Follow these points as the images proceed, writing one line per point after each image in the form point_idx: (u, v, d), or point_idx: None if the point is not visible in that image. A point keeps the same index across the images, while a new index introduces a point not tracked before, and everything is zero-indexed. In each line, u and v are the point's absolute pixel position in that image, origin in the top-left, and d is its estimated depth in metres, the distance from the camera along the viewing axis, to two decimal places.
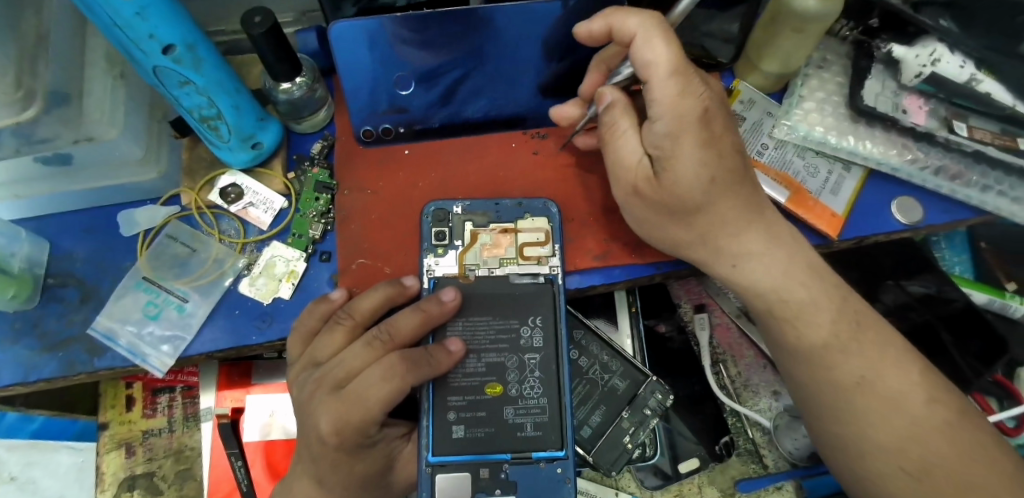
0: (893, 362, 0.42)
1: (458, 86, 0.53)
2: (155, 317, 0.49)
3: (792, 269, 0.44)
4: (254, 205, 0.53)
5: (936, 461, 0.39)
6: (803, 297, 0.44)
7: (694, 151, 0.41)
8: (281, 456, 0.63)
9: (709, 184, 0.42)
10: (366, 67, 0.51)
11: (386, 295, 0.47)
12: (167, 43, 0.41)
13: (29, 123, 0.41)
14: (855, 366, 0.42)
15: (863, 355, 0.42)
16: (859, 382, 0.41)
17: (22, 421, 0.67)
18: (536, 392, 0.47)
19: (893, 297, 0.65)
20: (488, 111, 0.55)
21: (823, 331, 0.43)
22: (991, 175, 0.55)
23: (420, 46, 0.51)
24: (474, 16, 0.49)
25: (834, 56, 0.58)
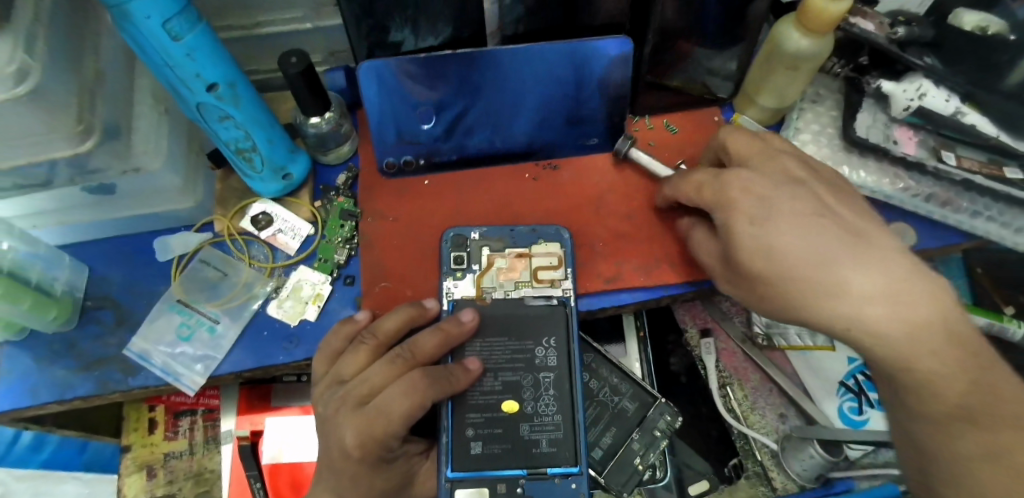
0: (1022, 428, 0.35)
1: (459, 121, 0.56)
2: (187, 338, 0.51)
3: (921, 335, 0.38)
4: (283, 231, 0.56)
5: None
6: (927, 362, 0.37)
7: (744, 228, 0.42)
8: (286, 484, 0.63)
9: (769, 255, 0.41)
10: (380, 103, 0.54)
11: (407, 316, 0.49)
12: (210, 82, 0.45)
13: (84, 154, 0.44)
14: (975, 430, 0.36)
15: (983, 433, 0.35)
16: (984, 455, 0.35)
17: (31, 452, 0.74)
18: (551, 410, 0.49)
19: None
20: (489, 145, 0.58)
21: (952, 399, 0.37)
22: (980, 201, 0.57)
23: (429, 84, 0.53)
24: (472, 56, 0.51)
25: (828, 91, 0.63)
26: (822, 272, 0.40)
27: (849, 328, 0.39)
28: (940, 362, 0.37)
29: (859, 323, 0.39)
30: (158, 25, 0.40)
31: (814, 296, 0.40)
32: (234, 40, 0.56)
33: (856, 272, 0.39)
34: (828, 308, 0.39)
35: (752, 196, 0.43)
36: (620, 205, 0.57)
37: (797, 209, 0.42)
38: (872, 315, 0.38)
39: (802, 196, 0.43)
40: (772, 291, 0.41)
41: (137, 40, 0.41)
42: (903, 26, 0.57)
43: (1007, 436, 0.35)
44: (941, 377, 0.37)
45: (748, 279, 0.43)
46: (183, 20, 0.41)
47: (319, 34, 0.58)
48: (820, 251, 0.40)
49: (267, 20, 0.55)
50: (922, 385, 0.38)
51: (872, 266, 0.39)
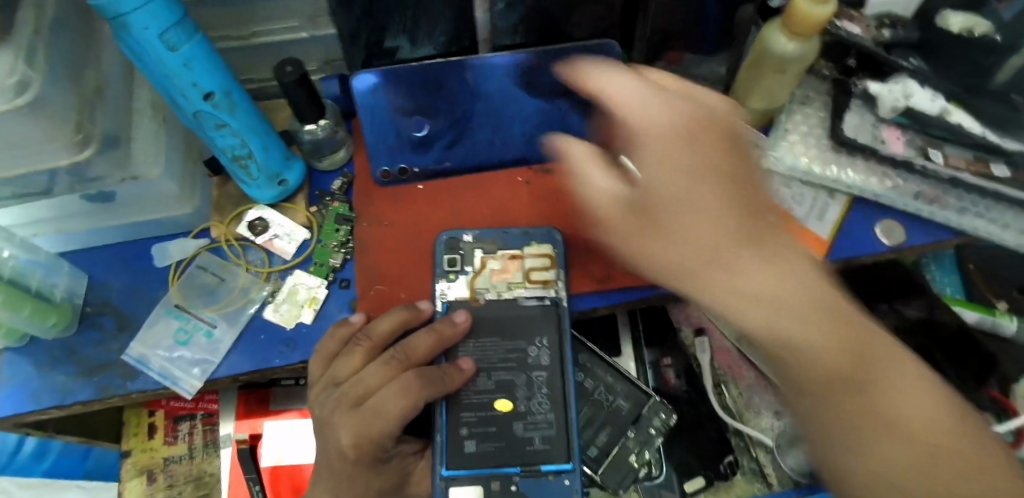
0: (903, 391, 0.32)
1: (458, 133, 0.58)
2: (185, 343, 0.52)
3: (803, 309, 0.32)
4: (278, 236, 0.56)
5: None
6: (794, 330, 0.32)
7: (673, 178, 0.32)
8: (286, 486, 0.64)
9: (678, 213, 0.32)
10: (382, 108, 0.56)
11: (401, 318, 0.50)
12: (207, 91, 0.46)
13: (84, 162, 0.45)
14: (856, 392, 0.32)
15: (867, 397, 0.32)
16: (861, 415, 0.31)
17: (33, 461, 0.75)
18: (544, 408, 0.50)
19: (892, 322, 0.69)
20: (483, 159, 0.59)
21: (834, 366, 0.32)
22: (967, 198, 0.57)
23: (432, 91, 0.56)
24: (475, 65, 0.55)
25: (816, 93, 0.63)
26: (710, 244, 0.32)
27: (737, 301, 0.32)
28: (826, 335, 0.32)
29: (739, 296, 0.32)
30: (156, 35, 0.41)
31: (705, 268, 0.32)
32: (232, 49, 0.57)
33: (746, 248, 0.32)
34: (726, 278, 0.32)
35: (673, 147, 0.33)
36: None
37: (712, 168, 0.33)
38: (759, 288, 0.32)
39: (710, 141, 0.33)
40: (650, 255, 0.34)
41: (135, 50, 0.42)
42: (887, 29, 0.58)
43: (887, 394, 0.32)
44: (818, 348, 0.32)
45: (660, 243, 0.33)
46: (180, 31, 0.42)
47: (314, 42, 0.59)
48: (727, 225, 0.32)
49: (264, 29, 0.56)
50: (801, 356, 0.32)
51: (749, 242, 0.32)
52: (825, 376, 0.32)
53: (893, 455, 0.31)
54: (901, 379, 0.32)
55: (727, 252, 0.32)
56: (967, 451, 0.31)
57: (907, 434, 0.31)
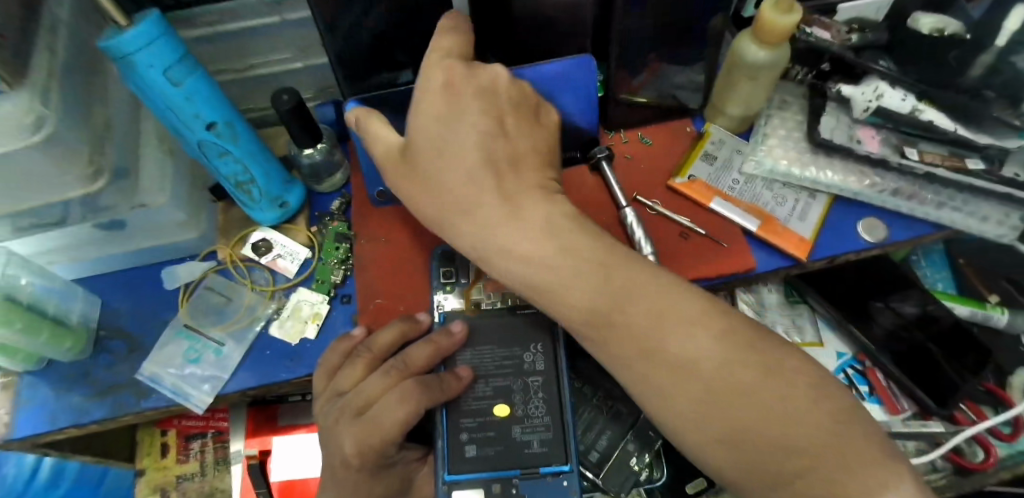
0: (682, 328, 0.38)
1: None
2: (195, 361, 0.55)
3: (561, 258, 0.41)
4: (282, 256, 0.59)
5: (745, 427, 0.36)
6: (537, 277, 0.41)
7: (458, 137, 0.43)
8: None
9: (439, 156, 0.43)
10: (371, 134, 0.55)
11: (401, 330, 0.52)
12: (210, 121, 0.49)
13: (96, 193, 0.47)
14: (632, 338, 0.39)
15: (630, 333, 0.39)
16: (641, 354, 0.39)
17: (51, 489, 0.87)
18: (541, 411, 0.51)
19: (887, 321, 0.70)
20: None
21: (580, 303, 0.40)
22: (944, 192, 0.59)
23: None
24: None
25: (793, 97, 0.66)
26: (465, 198, 0.42)
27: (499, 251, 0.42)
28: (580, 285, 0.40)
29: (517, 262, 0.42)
30: (160, 73, 0.44)
31: (461, 217, 0.43)
32: (230, 82, 0.61)
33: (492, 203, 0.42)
34: (470, 224, 0.42)
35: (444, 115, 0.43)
36: (604, 215, 0.60)
37: (473, 135, 0.43)
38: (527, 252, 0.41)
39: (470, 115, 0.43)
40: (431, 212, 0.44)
41: (141, 88, 0.45)
42: (856, 33, 0.61)
43: (668, 344, 0.38)
44: (584, 298, 0.40)
45: (425, 201, 0.44)
46: (182, 67, 0.45)
47: (308, 72, 0.62)
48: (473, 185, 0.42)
49: (260, 62, 0.60)
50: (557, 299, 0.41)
51: (504, 206, 0.42)
52: (593, 317, 0.40)
53: (677, 387, 0.37)
54: (655, 318, 0.39)
55: (485, 214, 0.42)
56: (739, 375, 0.37)
57: (689, 367, 0.37)
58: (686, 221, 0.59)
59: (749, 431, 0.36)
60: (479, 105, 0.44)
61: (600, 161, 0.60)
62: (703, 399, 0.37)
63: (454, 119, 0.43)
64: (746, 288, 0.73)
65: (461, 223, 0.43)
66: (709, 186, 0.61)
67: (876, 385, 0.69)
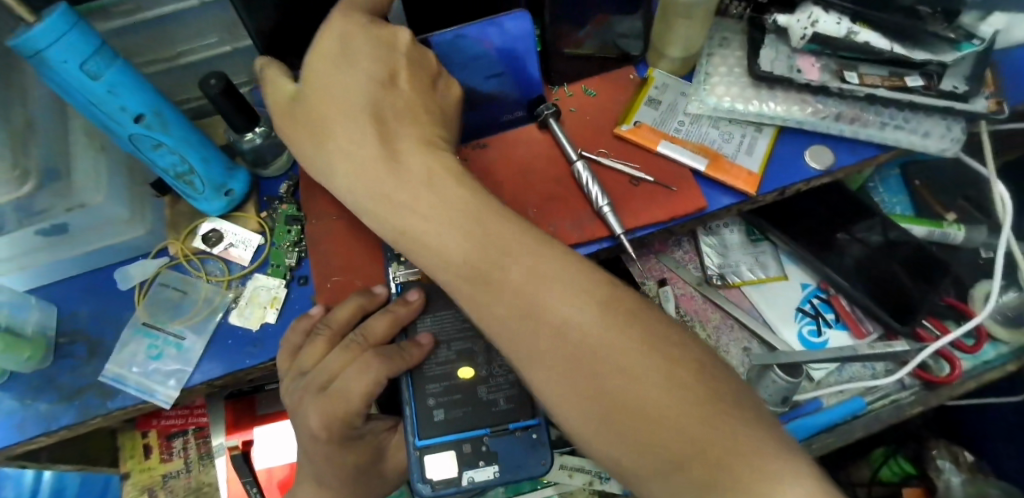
0: (574, 299, 0.39)
1: None
2: (157, 357, 0.54)
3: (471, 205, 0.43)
4: (234, 245, 0.59)
5: (615, 387, 0.36)
6: (425, 228, 0.44)
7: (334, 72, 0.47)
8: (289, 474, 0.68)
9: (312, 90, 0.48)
10: None
11: (358, 304, 0.53)
12: (137, 113, 0.48)
13: (28, 196, 0.46)
14: (489, 278, 0.41)
15: (488, 280, 0.41)
16: (524, 320, 0.39)
17: None
18: (504, 370, 0.52)
19: (855, 251, 0.70)
20: None
21: (433, 240, 0.43)
22: (886, 112, 0.60)
23: None
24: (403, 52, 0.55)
25: (732, 33, 0.65)
26: (354, 142, 0.46)
27: (384, 201, 0.45)
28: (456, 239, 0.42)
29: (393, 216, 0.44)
30: (76, 67, 0.43)
31: (346, 163, 0.47)
32: (158, 73, 0.59)
33: (373, 139, 0.46)
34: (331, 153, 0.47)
35: (333, 52, 0.48)
36: (551, 170, 0.59)
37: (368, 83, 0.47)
38: (403, 211, 0.44)
39: (361, 56, 0.47)
40: (320, 150, 0.48)
41: (60, 84, 0.44)
42: None
43: (539, 289, 0.39)
44: (459, 255, 0.42)
45: (310, 140, 0.48)
46: (99, 60, 0.44)
47: (237, 56, 0.61)
48: (370, 136, 0.46)
49: (185, 49, 0.58)
50: (416, 242, 0.44)
51: (384, 156, 0.46)
52: (444, 252, 0.43)
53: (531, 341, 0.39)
54: (515, 259, 0.40)
55: (366, 151, 0.46)
56: (594, 325, 0.38)
57: (545, 312, 0.39)
58: (636, 170, 0.59)
59: (610, 391, 0.36)
60: (377, 62, 0.47)
61: (548, 118, 0.59)
62: (555, 352, 0.38)
63: (347, 62, 0.48)
64: (707, 231, 0.74)
65: (365, 179, 0.46)
66: (655, 130, 0.61)
67: (841, 311, 0.71)
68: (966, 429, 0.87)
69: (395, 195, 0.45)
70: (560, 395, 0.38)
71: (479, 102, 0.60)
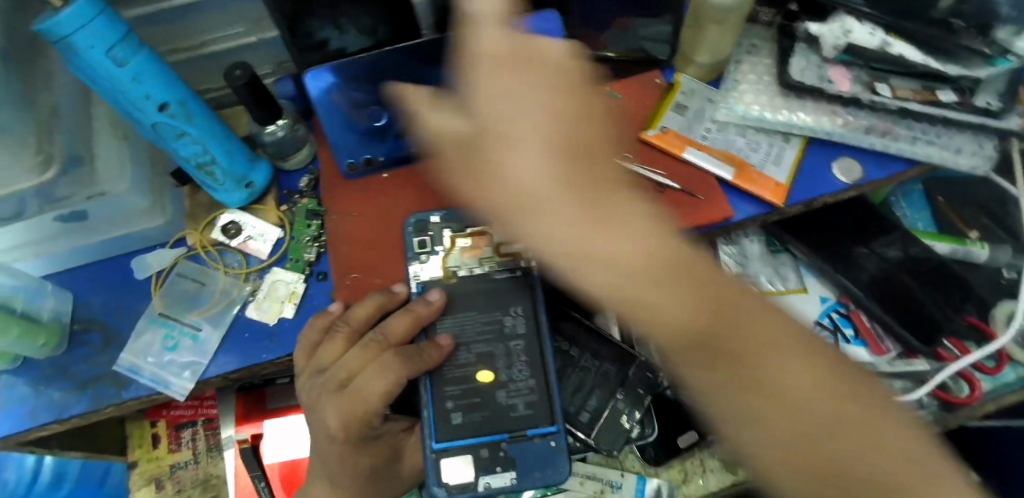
0: (784, 350, 0.33)
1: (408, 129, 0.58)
2: (173, 348, 0.54)
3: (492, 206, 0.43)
4: (253, 237, 0.58)
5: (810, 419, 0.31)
6: (657, 300, 0.32)
7: None
8: (299, 471, 0.66)
9: None
10: (334, 119, 0.58)
11: (378, 302, 0.52)
12: (161, 102, 0.47)
13: (50, 183, 0.46)
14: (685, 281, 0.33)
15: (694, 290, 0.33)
16: (745, 386, 0.32)
17: (51, 490, 0.88)
18: (525, 375, 0.52)
19: (872, 265, 0.69)
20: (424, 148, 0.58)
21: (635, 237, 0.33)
22: (917, 127, 0.59)
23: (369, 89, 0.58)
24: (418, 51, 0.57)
25: (761, 41, 0.64)
26: (535, 189, 0.34)
27: (577, 255, 0.33)
28: (685, 313, 0.32)
29: (587, 279, 0.34)
30: (103, 53, 0.42)
31: (527, 211, 0.34)
32: (181, 62, 0.59)
33: (568, 188, 0.34)
34: None
35: (494, 80, 0.35)
36: None
37: (538, 110, 0.34)
38: (598, 269, 0.33)
39: (531, 81, 0.35)
40: (493, 195, 0.35)
41: (87, 72, 0.43)
42: None
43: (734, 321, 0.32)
44: (684, 322, 0.32)
45: (466, 178, 0.36)
46: (126, 46, 0.43)
47: (262, 47, 0.60)
48: (551, 171, 0.34)
49: (210, 39, 0.58)
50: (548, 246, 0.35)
51: None
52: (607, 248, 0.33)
53: None
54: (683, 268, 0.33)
55: None
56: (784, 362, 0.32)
57: (728, 330, 0.32)
58: (662, 176, 0.58)
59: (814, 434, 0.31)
60: (534, 87, 0.35)
61: None
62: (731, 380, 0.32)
63: (518, 90, 0.35)
64: (728, 240, 0.74)
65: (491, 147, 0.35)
66: (681, 136, 0.60)
67: (861, 327, 0.70)
68: (982, 450, 0.86)
69: (593, 256, 0.33)
70: (762, 452, 0.32)
71: None
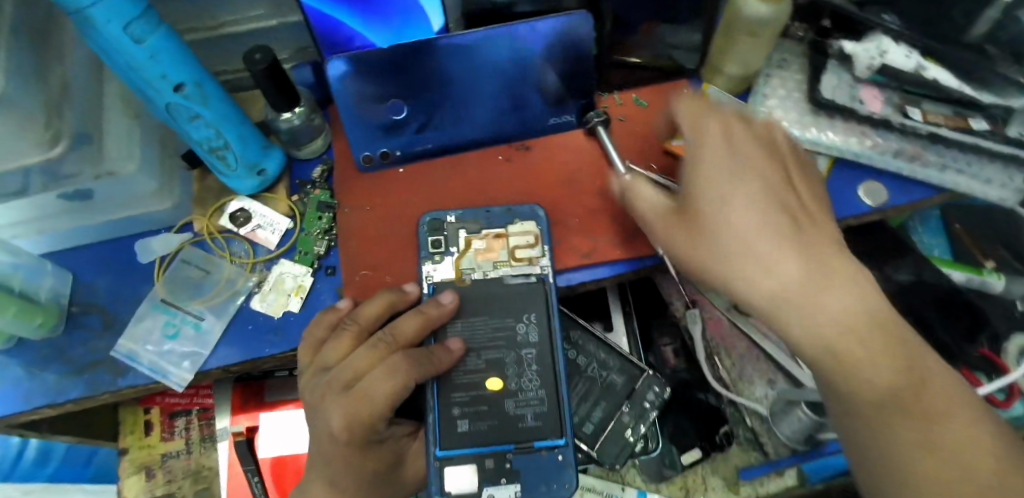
0: (955, 418, 0.38)
1: (426, 125, 0.58)
2: (173, 336, 0.52)
3: None
4: (262, 227, 0.56)
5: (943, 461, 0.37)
6: (859, 355, 0.39)
7: None
8: (293, 470, 0.65)
9: None
10: (348, 113, 0.56)
11: (388, 302, 0.50)
12: (177, 82, 0.46)
13: (56, 159, 0.44)
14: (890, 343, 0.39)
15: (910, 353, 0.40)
16: (920, 445, 0.37)
17: (37, 468, 0.86)
18: (534, 385, 0.51)
19: (884, 289, 0.68)
20: (443, 142, 0.59)
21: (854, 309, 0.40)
22: (948, 153, 0.57)
23: (385, 83, 0.55)
24: (436, 49, 0.54)
25: (792, 56, 0.62)
26: (770, 246, 0.41)
27: (777, 306, 0.40)
28: (883, 373, 0.39)
29: (791, 326, 0.40)
30: (120, 29, 0.40)
31: (744, 261, 0.41)
32: (198, 43, 0.57)
33: (789, 247, 0.41)
34: None
35: (716, 154, 0.44)
36: (595, 180, 0.57)
37: (762, 184, 0.43)
38: (801, 318, 0.40)
39: (748, 160, 0.44)
40: (687, 251, 0.43)
41: (102, 46, 0.41)
42: (890, 15, 0.58)
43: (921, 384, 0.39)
44: (868, 371, 0.39)
45: (685, 234, 0.43)
46: (144, 24, 0.42)
47: (281, 31, 0.59)
48: (771, 227, 0.41)
49: (229, 19, 0.56)
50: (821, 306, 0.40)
51: None
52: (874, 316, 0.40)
53: None
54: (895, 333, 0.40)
55: None
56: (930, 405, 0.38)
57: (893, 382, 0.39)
58: None
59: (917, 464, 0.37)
60: (777, 164, 0.45)
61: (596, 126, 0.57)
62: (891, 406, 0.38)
63: (738, 167, 0.43)
64: None
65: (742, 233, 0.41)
66: None
67: None
68: None
69: (821, 307, 0.40)
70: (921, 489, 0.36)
71: (526, 100, 0.58)
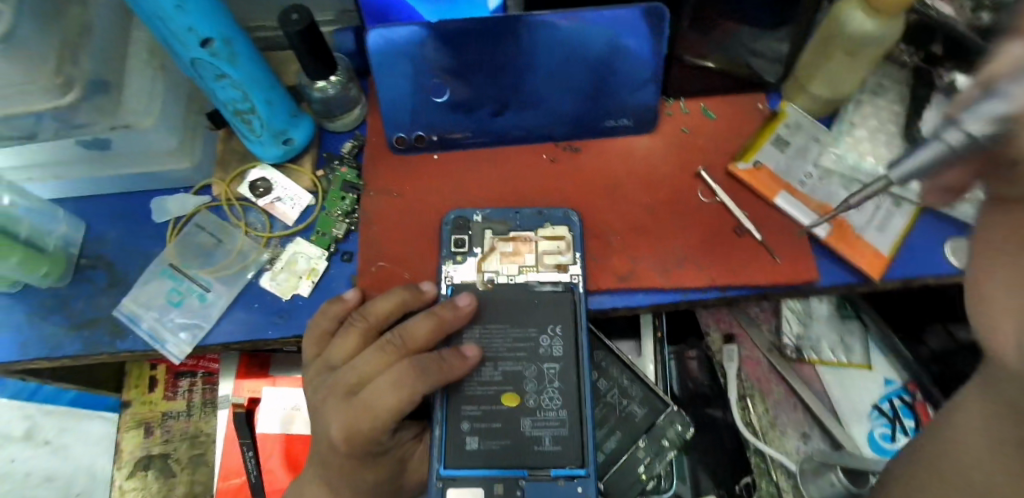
0: None
1: (494, 113, 0.52)
2: (177, 305, 0.50)
3: None
4: (282, 200, 0.53)
5: None
6: None
7: None
8: (301, 449, 0.62)
9: None
10: (407, 83, 0.50)
11: (401, 299, 0.47)
12: (205, 37, 0.41)
13: (68, 107, 0.41)
14: None
15: None
16: None
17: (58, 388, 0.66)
18: (556, 404, 0.47)
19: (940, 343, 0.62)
20: (518, 124, 0.53)
21: None
22: None
23: (457, 55, 0.49)
24: (519, 22, 0.47)
25: (892, 83, 0.55)
26: None
27: None
28: None
29: None
30: None
31: None
32: None
33: None
34: None
35: None
36: (646, 195, 0.52)
37: None
38: None
39: None
40: None
41: None
42: None
43: None
44: None
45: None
46: None
47: None
48: None
49: None
50: None
51: None
52: None
53: None
54: None
55: None
56: None
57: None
58: (745, 217, 0.51)
59: None
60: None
61: None
62: None
63: None
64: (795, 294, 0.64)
65: None
66: (775, 176, 0.52)
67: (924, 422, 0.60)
68: None
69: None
70: None
71: (606, 94, 0.51)
